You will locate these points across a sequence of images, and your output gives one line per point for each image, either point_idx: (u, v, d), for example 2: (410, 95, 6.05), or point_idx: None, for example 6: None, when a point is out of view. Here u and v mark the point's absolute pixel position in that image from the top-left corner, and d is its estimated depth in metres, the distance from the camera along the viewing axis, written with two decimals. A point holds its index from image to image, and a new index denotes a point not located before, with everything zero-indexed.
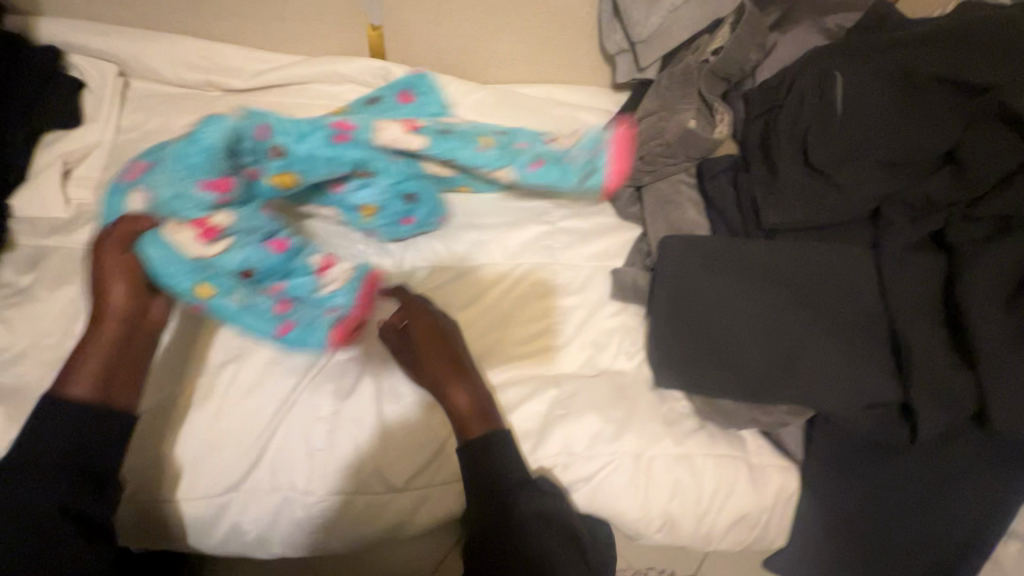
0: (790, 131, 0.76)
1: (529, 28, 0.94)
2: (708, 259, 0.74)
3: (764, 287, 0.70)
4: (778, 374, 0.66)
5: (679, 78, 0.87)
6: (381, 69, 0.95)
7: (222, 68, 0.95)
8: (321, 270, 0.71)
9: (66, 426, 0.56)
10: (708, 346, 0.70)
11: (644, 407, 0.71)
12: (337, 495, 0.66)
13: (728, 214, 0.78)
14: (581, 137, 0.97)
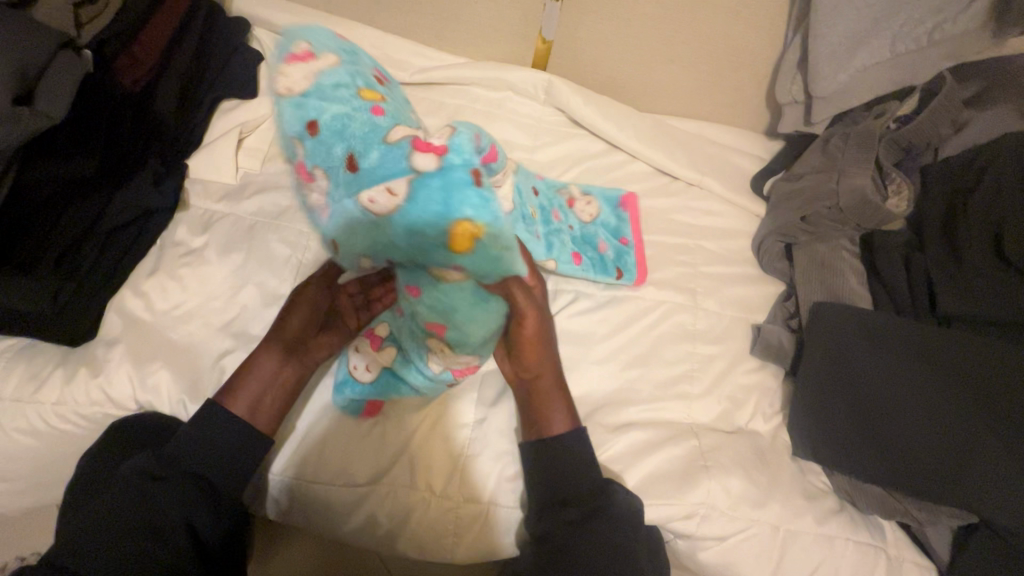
0: (981, 221, 0.73)
1: (700, 65, 0.93)
2: (875, 337, 0.71)
3: (935, 379, 0.67)
4: (945, 476, 0.63)
5: (856, 141, 0.83)
6: (544, 83, 0.95)
7: (390, 60, 0.97)
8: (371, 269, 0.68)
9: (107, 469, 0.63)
10: (866, 430, 0.68)
11: (785, 476, 0.70)
12: (476, 504, 0.66)
13: (898, 293, 0.76)
14: (731, 180, 0.95)
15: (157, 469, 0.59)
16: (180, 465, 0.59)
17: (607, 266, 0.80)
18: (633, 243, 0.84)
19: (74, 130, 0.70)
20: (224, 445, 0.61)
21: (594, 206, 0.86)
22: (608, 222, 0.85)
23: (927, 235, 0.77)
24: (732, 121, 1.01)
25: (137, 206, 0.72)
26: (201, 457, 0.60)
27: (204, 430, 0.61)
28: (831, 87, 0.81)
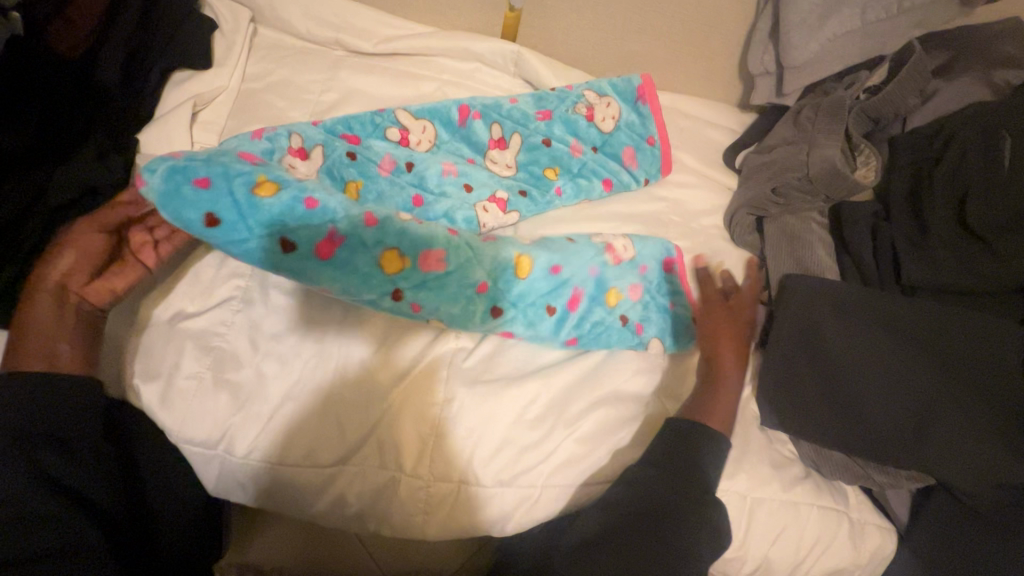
0: (948, 189, 0.74)
1: (672, 36, 0.92)
2: (838, 308, 0.72)
3: (893, 347, 0.68)
4: (904, 441, 0.65)
5: (826, 113, 0.83)
6: (513, 54, 0.92)
7: (353, 28, 0.93)
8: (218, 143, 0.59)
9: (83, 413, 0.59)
10: (829, 399, 0.69)
11: (755, 446, 0.71)
12: (446, 483, 0.65)
13: (863, 262, 0.77)
14: (703, 154, 0.94)
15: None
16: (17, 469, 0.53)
17: (653, 160, 0.89)
18: (659, 141, 0.90)
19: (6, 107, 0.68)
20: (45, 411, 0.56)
21: (613, 104, 0.90)
22: (614, 144, 0.89)
23: (895, 205, 0.77)
24: (707, 93, 1.00)
25: (76, 184, 0.68)
26: (36, 430, 0.55)
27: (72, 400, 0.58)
28: (801, 57, 0.81)
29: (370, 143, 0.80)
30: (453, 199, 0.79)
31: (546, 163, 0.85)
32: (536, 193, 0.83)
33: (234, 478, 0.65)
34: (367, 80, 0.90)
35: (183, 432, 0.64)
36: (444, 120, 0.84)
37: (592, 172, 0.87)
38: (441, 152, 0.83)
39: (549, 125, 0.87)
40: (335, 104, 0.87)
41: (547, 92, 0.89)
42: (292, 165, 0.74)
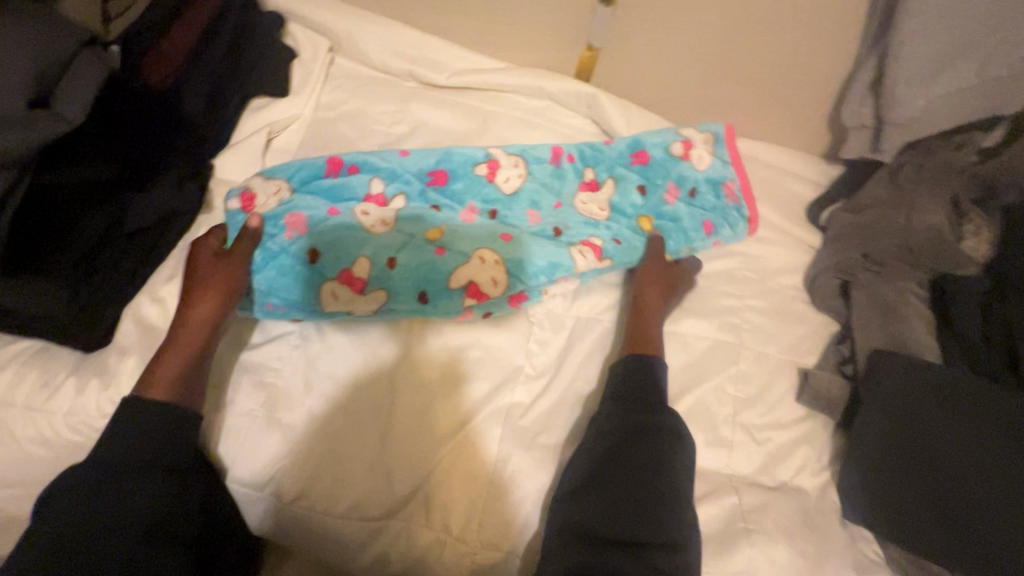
0: None
1: (758, 82, 0.87)
2: (941, 400, 0.65)
3: (1005, 451, 0.61)
4: (1019, 564, 0.57)
5: (931, 172, 0.77)
6: (588, 95, 0.90)
7: (428, 61, 0.92)
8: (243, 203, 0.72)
9: (179, 439, 0.58)
10: (928, 503, 0.62)
11: (836, 543, 0.63)
12: (494, 552, 0.61)
13: (972, 346, 0.68)
14: (784, 207, 0.88)
15: (74, 513, 0.51)
16: (103, 512, 0.52)
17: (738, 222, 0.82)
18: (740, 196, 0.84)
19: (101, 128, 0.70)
20: (166, 439, 0.57)
21: (713, 143, 0.85)
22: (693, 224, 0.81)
23: (1011, 284, 0.69)
24: (789, 142, 0.94)
25: (154, 212, 0.70)
26: (146, 458, 0.56)
27: (166, 429, 0.57)
28: (906, 114, 0.74)
29: (456, 186, 0.78)
30: (540, 241, 0.73)
31: (639, 213, 0.81)
32: (630, 239, 0.78)
33: (280, 520, 0.64)
34: (438, 114, 0.89)
35: (234, 471, 0.63)
36: (539, 162, 0.81)
37: (681, 219, 0.81)
38: (525, 193, 0.79)
39: (642, 171, 0.84)
40: (405, 138, 0.87)
41: (593, 150, 0.84)
42: (363, 212, 0.72)
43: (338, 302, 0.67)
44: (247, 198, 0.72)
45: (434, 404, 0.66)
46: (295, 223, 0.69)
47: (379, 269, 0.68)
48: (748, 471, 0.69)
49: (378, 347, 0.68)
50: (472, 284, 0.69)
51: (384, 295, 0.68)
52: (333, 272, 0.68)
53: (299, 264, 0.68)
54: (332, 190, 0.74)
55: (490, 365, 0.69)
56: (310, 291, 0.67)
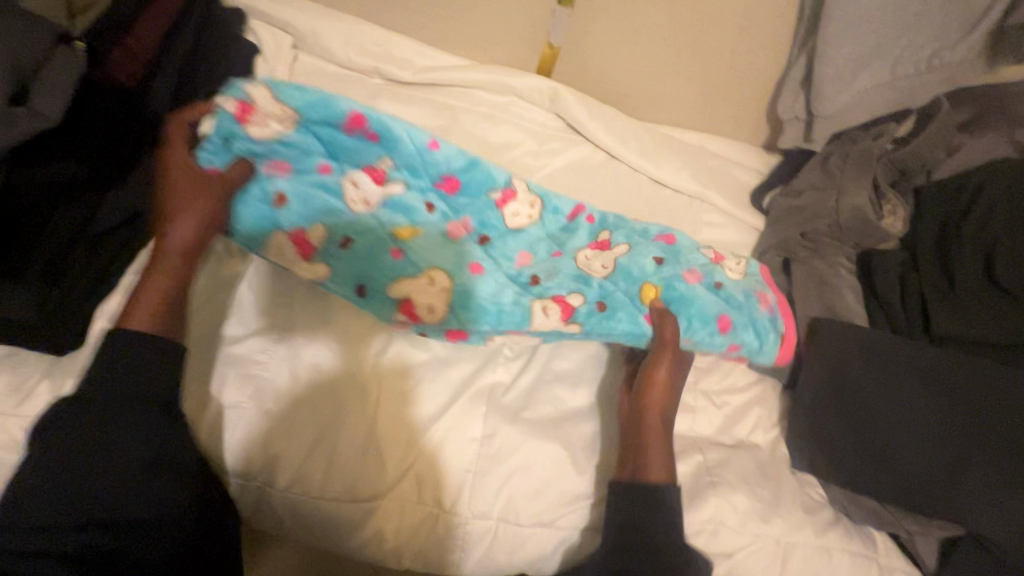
0: (975, 239, 0.76)
1: (703, 79, 0.94)
2: (870, 357, 0.74)
3: (926, 398, 0.70)
4: (936, 493, 0.66)
5: (855, 161, 0.85)
6: (550, 90, 0.94)
7: (393, 58, 0.94)
8: (238, 110, 0.68)
9: (158, 374, 0.58)
10: (862, 448, 0.71)
11: (787, 489, 0.71)
12: (485, 521, 0.65)
13: (892, 310, 0.78)
14: (731, 194, 0.96)
15: (65, 448, 0.54)
16: (93, 450, 0.54)
17: (772, 341, 0.76)
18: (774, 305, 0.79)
19: (79, 124, 0.70)
20: (149, 378, 0.58)
21: (746, 267, 0.82)
22: (700, 308, 0.73)
23: (923, 256, 0.80)
24: (733, 134, 1.03)
25: (124, 210, 0.68)
26: (130, 392, 0.57)
27: (147, 363, 0.58)
28: (833, 107, 0.83)
29: (464, 199, 0.77)
30: (501, 283, 0.70)
31: (644, 281, 0.75)
32: (617, 308, 0.72)
33: (273, 508, 0.65)
34: (406, 110, 0.92)
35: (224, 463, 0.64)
36: (555, 210, 0.79)
37: (693, 295, 0.74)
38: (529, 235, 0.77)
39: (664, 250, 0.79)
40: None
41: (626, 223, 0.81)
42: (355, 185, 0.72)
43: (280, 257, 0.68)
44: (245, 108, 0.68)
45: (420, 388, 0.69)
46: (278, 167, 0.70)
47: (334, 253, 0.68)
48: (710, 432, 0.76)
49: (362, 337, 0.71)
50: (410, 303, 0.68)
51: (325, 270, 0.68)
52: (289, 226, 0.68)
53: (264, 203, 0.68)
54: (337, 144, 0.73)
55: (471, 349, 0.73)
56: (262, 233, 0.68)
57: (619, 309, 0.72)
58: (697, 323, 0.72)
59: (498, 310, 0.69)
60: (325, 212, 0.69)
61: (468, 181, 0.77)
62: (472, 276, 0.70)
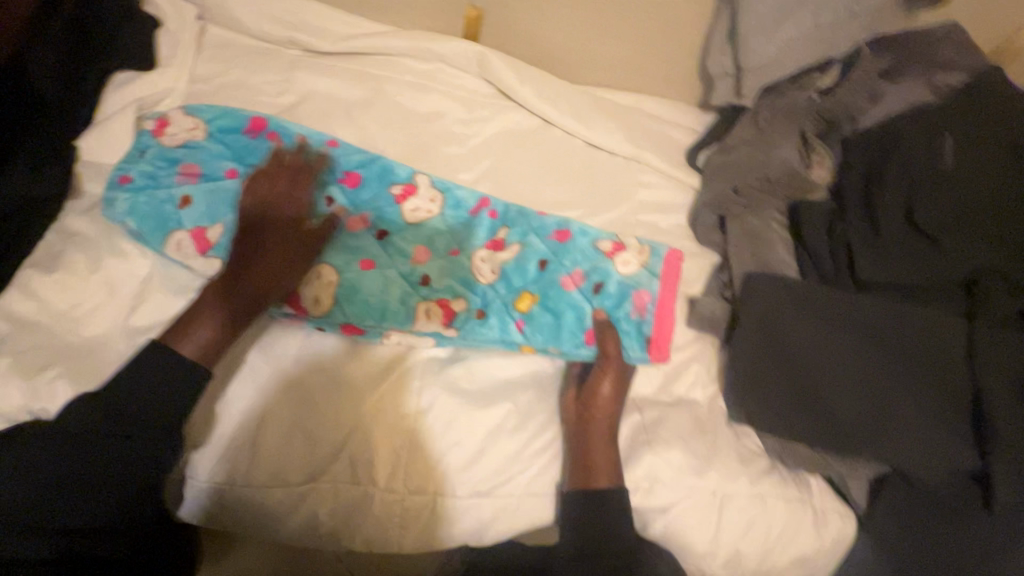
0: (896, 185, 0.77)
1: (632, 37, 0.92)
2: (798, 306, 0.75)
3: (849, 341, 0.71)
4: (861, 432, 0.68)
5: (782, 112, 0.86)
6: (476, 54, 0.91)
7: (309, 26, 0.89)
8: (156, 130, 0.76)
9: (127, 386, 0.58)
10: (792, 396, 0.72)
11: (723, 442, 0.72)
12: (421, 496, 0.64)
13: (820, 260, 0.80)
14: (667, 154, 0.95)
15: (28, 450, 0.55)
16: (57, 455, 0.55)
17: (639, 340, 0.73)
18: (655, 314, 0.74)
19: None
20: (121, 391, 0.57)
21: (648, 256, 0.77)
22: (572, 350, 0.71)
23: (849, 204, 0.81)
24: (668, 93, 1.02)
25: (13, 198, 0.65)
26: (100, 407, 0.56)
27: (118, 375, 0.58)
28: (758, 59, 0.82)
29: (364, 192, 0.77)
30: (387, 279, 0.71)
31: (522, 289, 0.73)
32: (548, 323, 0.72)
33: (202, 499, 0.63)
34: (326, 82, 0.87)
35: None
36: (457, 202, 0.78)
37: (571, 326, 0.72)
38: (428, 229, 0.75)
39: (553, 249, 0.76)
40: (293, 108, 0.85)
41: (522, 214, 0.78)
42: (253, 184, 0.74)
43: (177, 252, 0.69)
44: (161, 125, 0.76)
45: (350, 368, 0.68)
46: (187, 171, 0.73)
47: (228, 250, 0.69)
48: (649, 392, 0.76)
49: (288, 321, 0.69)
50: (294, 294, 0.69)
51: (219, 264, 0.69)
52: (190, 224, 0.70)
53: (167, 204, 0.70)
54: (242, 149, 0.76)
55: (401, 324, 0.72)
56: (159, 229, 0.69)
57: (500, 321, 0.71)
58: (557, 345, 0.71)
59: (384, 307, 0.70)
60: (229, 208, 0.72)
61: (365, 175, 0.77)
62: (357, 274, 0.71)
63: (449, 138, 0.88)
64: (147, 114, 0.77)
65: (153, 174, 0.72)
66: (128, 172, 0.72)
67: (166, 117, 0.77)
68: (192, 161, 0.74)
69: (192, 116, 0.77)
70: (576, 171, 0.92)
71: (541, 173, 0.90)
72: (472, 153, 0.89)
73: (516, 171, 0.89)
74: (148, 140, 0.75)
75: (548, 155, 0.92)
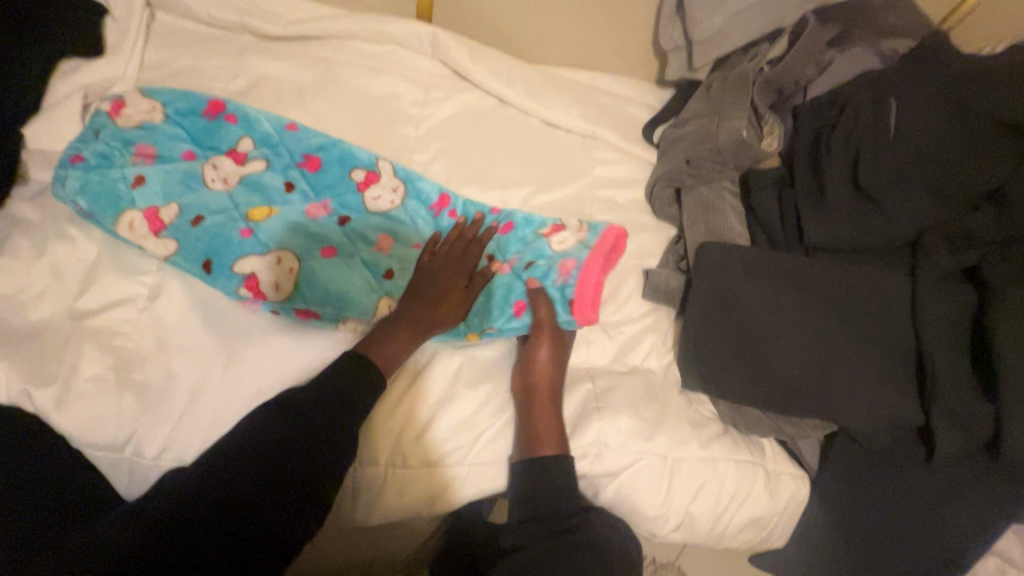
0: (842, 150, 0.78)
1: (584, 14, 0.93)
2: (747, 272, 0.75)
3: (797, 304, 0.72)
4: (809, 393, 0.69)
5: (732, 84, 0.86)
6: (429, 35, 0.91)
7: (259, 11, 0.89)
8: (112, 111, 0.76)
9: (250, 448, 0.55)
10: (742, 360, 0.72)
11: (674, 408, 0.73)
12: (373, 468, 0.65)
13: (771, 227, 0.80)
14: (623, 129, 0.96)
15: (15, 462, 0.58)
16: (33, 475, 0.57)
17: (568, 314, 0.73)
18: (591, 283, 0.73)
19: None
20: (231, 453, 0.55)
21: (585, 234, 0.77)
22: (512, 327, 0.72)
23: (798, 172, 0.81)
24: (625, 70, 1.02)
25: None
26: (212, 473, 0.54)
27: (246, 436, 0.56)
28: (705, 31, 0.82)
29: (325, 178, 0.77)
30: (345, 267, 0.71)
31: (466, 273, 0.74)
32: (490, 305, 0.73)
33: (146, 481, 0.62)
34: (277, 66, 0.87)
35: (85, 437, 0.61)
36: (421, 194, 0.78)
37: (506, 301, 0.73)
38: (391, 220, 0.76)
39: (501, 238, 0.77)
40: (244, 91, 0.85)
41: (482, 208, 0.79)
42: (213, 166, 0.74)
43: (129, 231, 0.68)
44: (117, 105, 0.76)
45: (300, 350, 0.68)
46: (142, 153, 0.74)
47: (184, 230, 0.69)
48: (602, 363, 0.77)
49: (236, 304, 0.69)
50: (255, 279, 0.69)
51: (173, 244, 0.69)
52: (143, 204, 0.70)
53: (120, 183, 0.70)
54: (201, 132, 0.76)
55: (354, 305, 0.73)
56: (111, 208, 0.69)
57: None
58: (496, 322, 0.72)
59: (342, 295, 0.70)
60: (188, 190, 0.72)
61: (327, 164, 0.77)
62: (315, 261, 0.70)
63: (403, 118, 0.89)
64: (101, 97, 0.78)
65: (106, 155, 0.72)
66: (82, 151, 0.72)
67: (122, 99, 0.76)
68: (151, 143, 0.74)
69: (152, 99, 0.77)
70: (533, 148, 0.92)
71: (498, 151, 0.90)
72: (427, 132, 0.89)
73: (473, 148, 0.89)
74: (103, 121, 0.74)
75: (504, 133, 0.92)
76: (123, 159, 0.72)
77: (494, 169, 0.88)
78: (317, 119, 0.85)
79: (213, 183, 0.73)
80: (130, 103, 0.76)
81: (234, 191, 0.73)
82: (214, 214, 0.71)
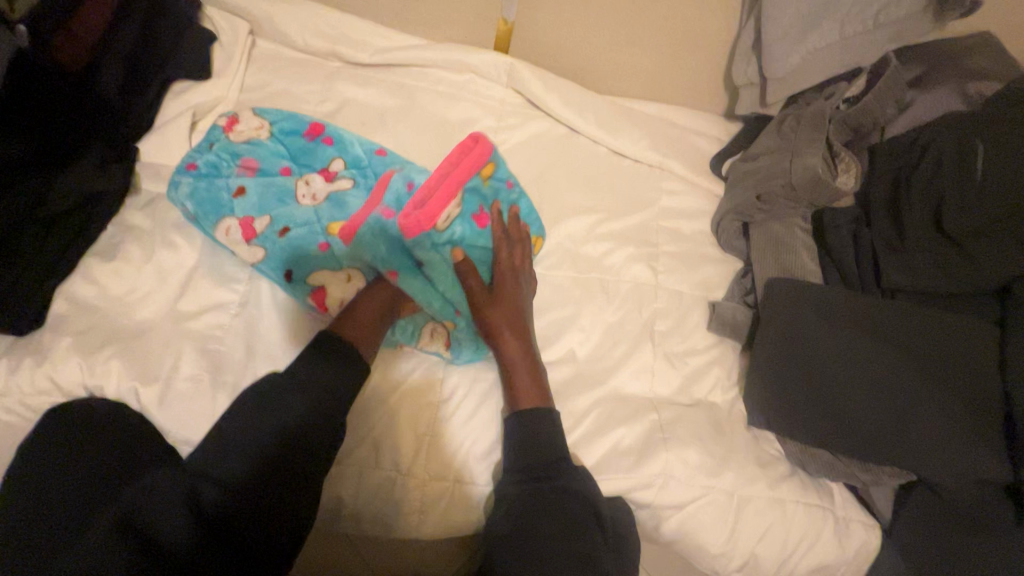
0: (922, 193, 0.77)
1: (658, 49, 0.95)
2: (823, 313, 0.73)
3: (876, 349, 0.70)
4: (889, 443, 0.66)
5: (808, 121, 0.85)
6: (506, 66, 0.95)
7: (349, 40, 0.95)
8: (227, 127, 0.81)
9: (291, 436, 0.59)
10: (816, 405, 0.70)
11: (741, 445, 0.73)
12: (442, 482, 0.67)
13: (845, 268, 0.80)
14: (691, 161, 0.97)
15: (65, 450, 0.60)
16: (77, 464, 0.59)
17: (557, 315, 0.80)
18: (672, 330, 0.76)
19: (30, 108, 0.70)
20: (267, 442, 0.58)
21: None
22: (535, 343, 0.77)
23: (875, 212, 0.81)
24: (694, 103, 1.03)
25: (77, 193, 0.71)
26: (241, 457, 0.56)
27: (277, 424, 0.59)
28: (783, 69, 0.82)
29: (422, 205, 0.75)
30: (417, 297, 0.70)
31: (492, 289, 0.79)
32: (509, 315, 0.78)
33: None
34: (363, 91, 0.93)
35: (179, 433, 0.65)
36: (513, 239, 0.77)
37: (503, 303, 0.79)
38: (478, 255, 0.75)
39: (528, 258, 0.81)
40: (333, 114, 0.90)
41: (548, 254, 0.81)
42: (305, 182, 0.77)
43: (225, 237, 0.72)
44: (231, 122, 0.81)
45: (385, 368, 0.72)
46: (246, 166, 0.78)
47: (274, 240, 0.72)
48: (667, 394, 0.77)
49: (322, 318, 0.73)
50: (323, 292, 0.72)
51: (262, 252, 0.71)
52: (240, 213, 0.74)
53: (223, 193, 0.74)
54: (298, 150, 0.80)
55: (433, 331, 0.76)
56: (212, 214, 0.73)
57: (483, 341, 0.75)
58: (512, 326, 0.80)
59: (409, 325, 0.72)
60: (281, 203, 0.75)
61: None
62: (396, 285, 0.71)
63: None
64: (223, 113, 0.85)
65: (212, 166, 0.77)
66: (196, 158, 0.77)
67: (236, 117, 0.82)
68: (252, 157, 0.78)
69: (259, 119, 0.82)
70: (601, 177, 0.94)
71: (567, 178, 0.92)
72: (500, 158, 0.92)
73: (542, 175, 0.92)
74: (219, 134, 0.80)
75: (573, 161, 0.94)
76: (231, 169, 0.77)
77: (563, 195, 0.91)
78: (399, 142, 0.89)
79: (301, 197, 0.76)
80: (241, 120, 0.81)
81: (320, 207, 0.75)
82: (302, 228, 0.73)
